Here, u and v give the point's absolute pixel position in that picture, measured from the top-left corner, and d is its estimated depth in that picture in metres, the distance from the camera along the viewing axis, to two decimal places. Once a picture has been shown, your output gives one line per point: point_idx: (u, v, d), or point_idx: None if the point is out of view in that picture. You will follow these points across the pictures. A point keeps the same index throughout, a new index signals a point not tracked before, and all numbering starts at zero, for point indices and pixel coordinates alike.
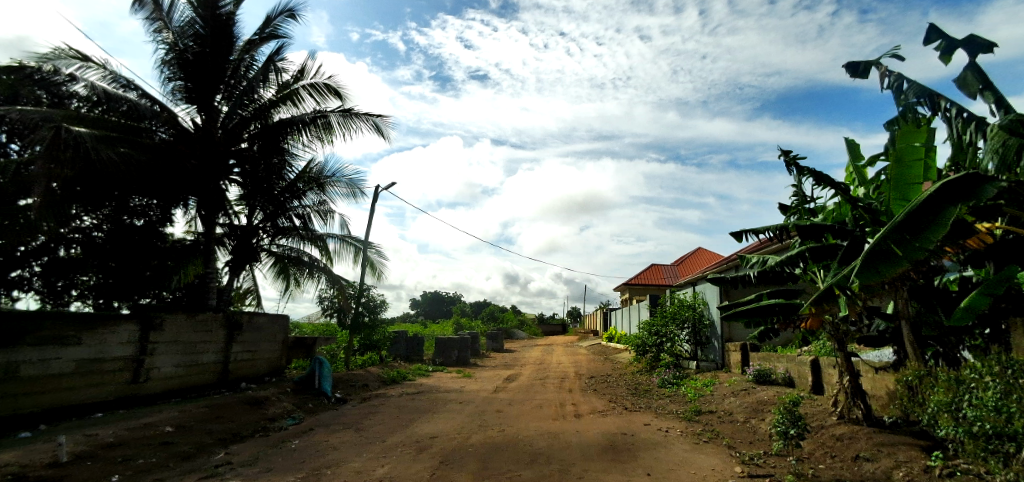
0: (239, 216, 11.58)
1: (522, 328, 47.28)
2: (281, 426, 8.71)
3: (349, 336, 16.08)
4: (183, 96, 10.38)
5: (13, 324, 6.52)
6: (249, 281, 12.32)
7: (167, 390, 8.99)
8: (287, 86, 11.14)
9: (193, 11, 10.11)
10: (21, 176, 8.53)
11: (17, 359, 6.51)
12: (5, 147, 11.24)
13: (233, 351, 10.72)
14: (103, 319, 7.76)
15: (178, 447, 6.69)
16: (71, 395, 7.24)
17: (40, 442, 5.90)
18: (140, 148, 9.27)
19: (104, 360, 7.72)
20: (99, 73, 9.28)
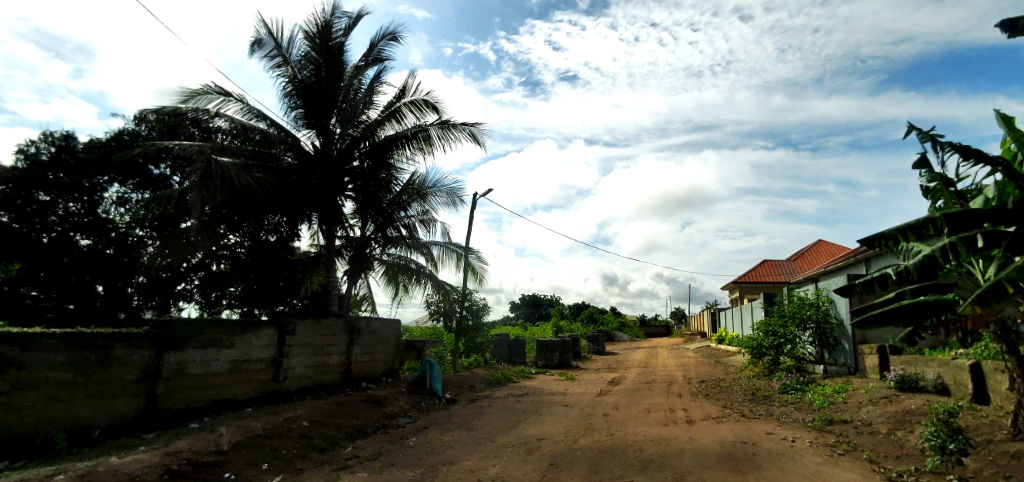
0: (354, 228, 12.53)
1: (623, 330, 46.23)
2: (399, 424, 9.28)
3: (455, 339, 16.72)
4: (303, 122, 11.35)
5: (182, 329, 7.56)
6: (364, 288, 13.23)
7: (301, 388, 9.94)
8: (390, 105, 11.93)
9: (308, 45, 11.17)
10: (181, 203, 9.90)
11: (186, 358, 7.54)
12: (169, 180, 13.16)
13: (354, 353, 11.61)
14: (249, 325, 8.76)
15: (314, 440, 7.38)
16: (226, 391, 8.24)
17: (206, 432, 6.78)
18: (272, 172, 10.39)
19: (250, 360, 8.72)
20: (237, 106, 10.53)
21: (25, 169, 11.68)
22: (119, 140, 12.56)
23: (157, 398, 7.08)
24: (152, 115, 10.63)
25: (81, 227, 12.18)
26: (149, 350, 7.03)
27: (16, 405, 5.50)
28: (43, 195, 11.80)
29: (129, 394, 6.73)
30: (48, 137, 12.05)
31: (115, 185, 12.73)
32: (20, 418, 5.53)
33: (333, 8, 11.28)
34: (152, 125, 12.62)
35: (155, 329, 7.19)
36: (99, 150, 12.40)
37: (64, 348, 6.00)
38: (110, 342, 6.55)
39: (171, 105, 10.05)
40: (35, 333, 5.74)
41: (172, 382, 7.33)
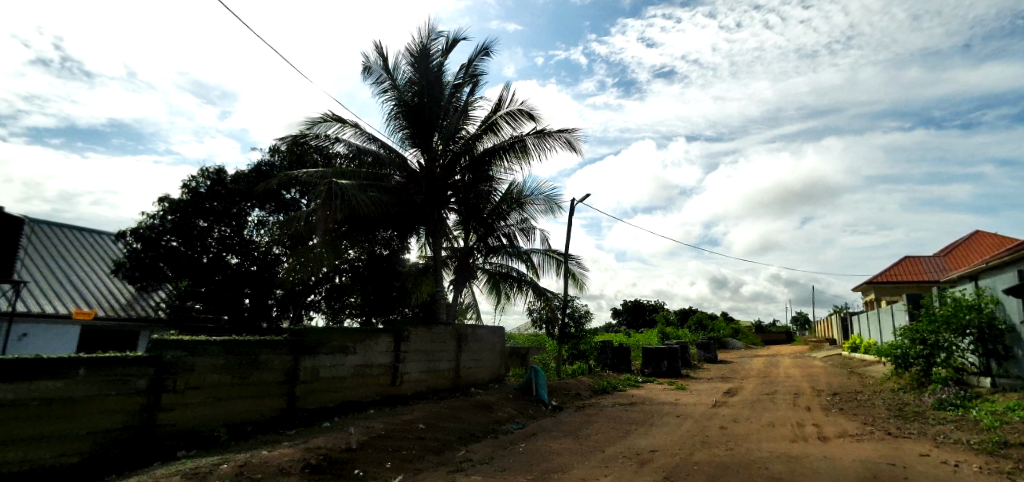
0: (458, 239, 13.01)
1: (737, 337, 43.35)
2: (508, 429, 9.46)
3: (558, 346, 16.67)
4: (409, 141, 12.01)
5: (315, 337, 8.28)
6: (469, 296, 13.67)
7: (416, 392, 10.50)
8: (488, 119, 12.27)
9: (411, 69, 11.83)
10: (308, 222, 10.90)
11: (318, 363, 8.27)
12: (298, 203, 14.50)
13: (463, 359, 12.03)
14: (369, 332, 9.40)
15: (430, 442, 7.73)
16: (351, 393, 8.90)
17: (337, 431, 7.37)
18: (384, 191, 11.07)
19: (371, 365, 9.36)
20: (351, 132, 11.42)
21: (188, 201, 13.75)
22: (258, 171, 14.17)
23: (295, 399, 7.83)
24: (282, 146, 11.87)
25: (231, 248, 14.03)
26: (288, 355, 7.79)
27: (188, 402, 6.36)
28: (201, 223, 13.78)
29: (273, 394, 7.51)
30: (204, 172, 13.98)
31: (256, 210, 14.39)
32: (190, 414, 6.39)
33: (431, 32, 11.86)
34: (283, 156, 14.02)
35: (292, 336, 7.95)
36: (243, 181, 14.10)
37: (222, 353, 6.82)
38: (257, 348, 7.35)
39: (297, 135, 11.14)
40: (200, 340, 6.59)
41: (307, 385, 8.06)
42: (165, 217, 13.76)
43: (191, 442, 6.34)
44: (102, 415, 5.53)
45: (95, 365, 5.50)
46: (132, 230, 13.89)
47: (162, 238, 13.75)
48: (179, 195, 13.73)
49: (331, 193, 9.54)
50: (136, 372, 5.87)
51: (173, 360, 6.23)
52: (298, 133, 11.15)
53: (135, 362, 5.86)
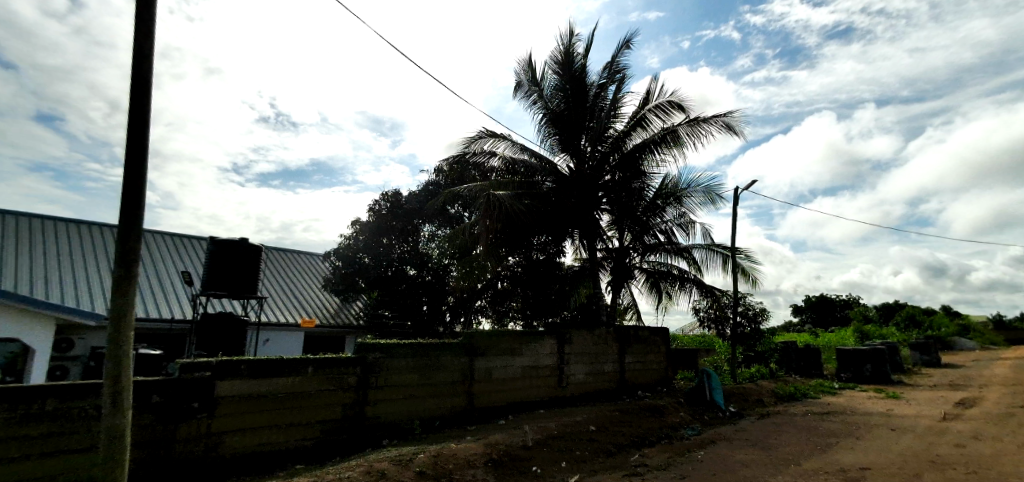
0: (613, 240, 12.76)
1: (966, 336, 35.68)
2: (683, 435, 9.00)
3: (732, 348, 15.39)
4: (558, 147, 12.13)
5: (486, 340, 8.74)
6: (628, 297, 13.35)
7: (583, 394, 10.55)
8: (636, 113, 11.94)
9: (556, 75, 12.00)
10: (472, 233, 11.61)
11: (490, 364, 8.75)
12: (461, 216, 15.64)
13: (627, 361, 11.77)
14: (535, 335, 9.66)
15: (603, 445, 7.65)
16: (521, 393, 9.26)
17: (513, 428, 7.71)
18: (539, 198, 11.32)
19: (538, 367, 9.63)
20: (505, 144, 11.96)
21: (374, 222, 15.75)
22: (426, 190, 15.66)
23: (473, 397, 8.39)
24: (445, 166, 12.87)
25: (409, 261, 15.70)
26: (464, 357, 8.36)
27: (387, 397, 7.20)
28: (385, 240, 15.65)
29: (453, 393, 8.12)
30: (385, 196, 15.91)
31: (427, 226, 15.89)
32: (389, 408, 7.21)
33: (573, 36, 11.93)
34: (446, 175, 15.27)
35: (466, 339, 8.52)
36: (415, 200, 15.69)
37: (410, 355, 7.58)
38: (438, 350, 8.00)
39: (457, 154, 11.99)
40: (393, 343, 7.40)
41: (482, 384, 8.59)
42: (357, 238, 15.90)
43: (392, 433, 7.20)
44: (326, 406, 6.52)
45: (318, 365, 6.51)
46: (334, 250, 16.36)
47: (356, 255, 15.90)
48: (367, 218, 15.79)
49: (489, 205, 10.12)
50: (348, 371, 6.81)
51: (374, 361, 7.11)
52: (458, 152, 11.98)
53: (346, 362, 6.79)
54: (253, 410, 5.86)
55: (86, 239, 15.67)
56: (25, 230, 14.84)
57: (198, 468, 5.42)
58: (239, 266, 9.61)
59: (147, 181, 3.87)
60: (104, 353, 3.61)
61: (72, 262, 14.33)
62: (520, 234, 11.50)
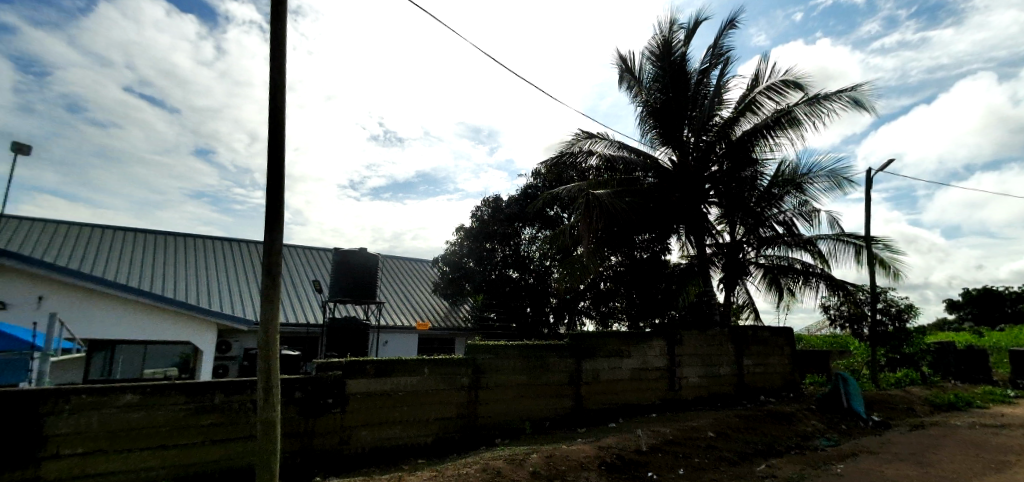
0: (724, 235, 12.02)
1: None
2: (817, 446, 8.21)
3: (872, 350, 13.75)
4: (659, 140, 11.61)
5: (593, 342, 8.62)
6: (743, 295, 12.49)
7: (698, 398, 10.03)
8: (744, 98, 11.18)
9: (654, 66, 11.55)
10: (573, 235, 11.51)
11: (598, 366, 8.60)
12: (560, 217, 15.63)
13: (746, 364, 11.00)
14: (644, 336, 9.33)
15: (724, 453, 7.19)
16: (631, 396, 9.00)
17: (625, 432, 7.51)
18: (641, 195, 10.96)
19: (649, 369, 9.29)
20: (603, 143, 11.73)
21: (477, 228, 16.25)
22: (525, 194, 15.87)
23: (582, 399, 8.31)
24: (544, 168, 12.88)
25: (512, 265, 15.99)
26: (571, 358, 8.31)
27: (498, 397, 7.37)
28: (488, 244, 16.07)
29: (563, 394, 8.10)
30: (487, 202, 16.37)
31: (528, 229, 16.09)
32: (500, 408, 7.37)
33: (670, 23, 11.43)
34: (544, 177, 15.37)
35: (572, 341, 8.46)
36: (515, 204, 15.96)
37: (517, 357, 7.68)
38: (545, 352, 8.03)
39: (556, 155, 11.94)
40: (501, 344, 7.53)
41: (591, 387, 8.48)
42: (462, 243, 16.51)
43: (505, 432, 7.35)
44: (441, 404, 6.82)
45: (434, 365, 6.81)
46: (442, 256, 17.12)
47: (462, 260, 16.49)
48: (471, 224, 16.35)
49: (589, 204, 9.99)
50: (460, 371, 7.06)
51: (483, 362, 7.30)
52: (556, 154, 11.93)
53: (458, 362, 7.04)
54: (377, 406, 6.28)
55: (235, 254, 17.89)
56: (188, 248, 17.30)
57: (333, 459, 5.92)
58: (359, 273, 10.39)
59: (284, 200, 4.33)
60: (257, 351, 4.09)
61: (225, 275, 16.42)
62: (623, 233, 11.20)
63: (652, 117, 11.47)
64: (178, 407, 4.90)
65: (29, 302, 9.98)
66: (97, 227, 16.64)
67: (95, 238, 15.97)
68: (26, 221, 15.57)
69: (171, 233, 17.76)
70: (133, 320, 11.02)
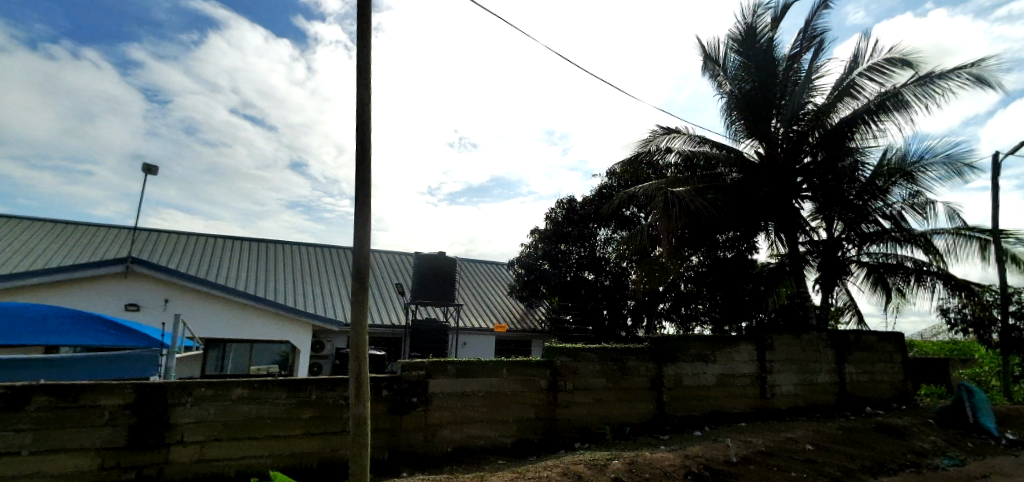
0: (820, 231, 11.15)
1: None
2: (937, 466, 7.36)
3: (1002, 358, 12.17)
4: (744, 132, 10.91)
5: (675, 345, 8.28)
6: (844, 297, 11.52)
7: (793, 408, 9.35)
8: (842, 82, 10.32)
9: (738, 55, 10.90)
10: (652, 235, 11.11)
11: (681, 371, 8.23)
12: (637, 217, 15.24)
13: (849, 372, 10.11)
14: (731, 340, 8.83)
15: (825, 468, 6.62)
16: (718, 403, 8.55)
17: (713, 441, 7.14)
18: (724, 191, 10.42)
19: (737, 375, 8.78)
20: (682, 139, 11.25)
21: (551, 230, 16.19)
22: (600, 195, 15.63)
23: (664, 405, 8.00)
24: (618, 168, 12.54)
25: (588, 266, 15.79)
26: (653, 362, 8.02)
27: (577, 400, 7.26)
28: (563, 246, 15.96)
29: (645, 399, 7.84)
30: (561, 204, 16.31)
31: (603, 230, 15.84)
32: (580, 412, 7.26)
33: (755, 7, 10.77)
34: (619, 177, 15.05)
35: (653, 344, 8.17)
36: (590, 206, 15.77)
37: (596, 360, 7.52)
38: (624, 355, 7.81)
39: (631, 154, 11.58)
40: (579, 347, 7.42)
41: (674, 392, 8.13)
42: (536, 246, 16.53)
43: (585, 436, 7.24)
44: (521, 406, 6.83)
45: (513, 367, 6.83)
46: (517, 259, 17.22)
47: (537, 262, 16.48)
48: (545, 226, 16.34)
49: (669, 203, 9.60)
50: (539, 373, 7.03)
51: (562, 365, 7.23)
52: (632, 152, 11.55)
53: (537, 364, 7.03)
54: (459, 406, 6.40)
55: (324, 259, 19.06)
56: (284, 254, 18.65)
57: (418, 457, 6.09)
58: (438, 277, 10.67)
59: (370, 206, 4.52)
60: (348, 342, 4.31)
61: (316, 278, 17.53)
62: (706, 231, 10.67)
63: (736, 110, 10.77)
64: (280, 401, 5.24)
65: (158, 305, 11.50)
66: (207, 236, 18.38)
67: (205, 247, 17.63)
68: (150, 232, 17.52)
69: (270, 241, 19.27)
70: (239, 323, 12.20)
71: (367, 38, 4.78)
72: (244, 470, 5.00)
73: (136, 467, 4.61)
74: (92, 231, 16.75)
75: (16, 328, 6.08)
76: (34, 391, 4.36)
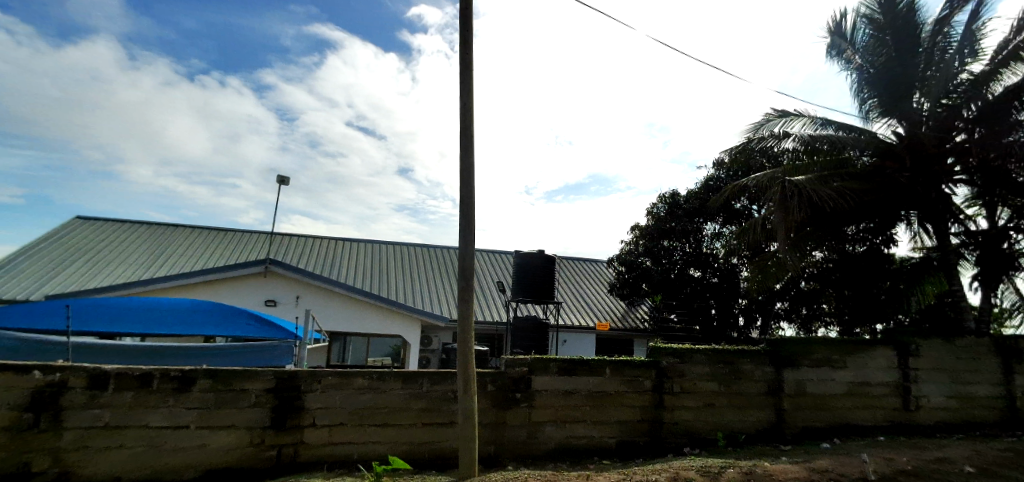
0: (977, 221, 9.67)
1: None
2: None
3: None
4: (877, 111, 9.76)
5: (797, 349, 7.61)
6: (1009, 297, 9.93)
7: (944, 424, 8.22)
8: (1006, 46, 8.94)
9: (870, 24, 9.74)
10: (767, 229, 10.31)
11: (803, 377, 7.56)
12: (748, 210, 14.23)
13: (1016, 384, 8.68)
14: (863, 344, 7.96)
15: None
16: (848, 414, 7.74)
17: (844, 455, 6.47)
18: (854, 178, 9.43)
19: (872, 384, 7.89)
20: (800, 123, 10.35)
21: (654, 226, 15.64)
22: (706, 187, 14.88)
23: (784, 413, 7.39)
24: (727, 158, 11.79)
25: (694, 263, 15.06)
26: (770, 367, 7.43)
27: (686, 404, 6.94)
28: (666, 242, 15.35)
29: (762, 406, 7.31)
30: (663, 198, 15.75)
31: (710, 224, 15.03)
32: (689, 416, 6.93)
33: None
34: (727, 168, 14.19)
35: (769, 347, 7.58)
36: (695, 199, 15.03)
37: (707, 362, 7.12)
38: (737, 357, 7.32)
39: (742, 142, 10.82)
40: (688, 349, 7.07)
41: (796, 401, 7.48)
42: (637, 242, 16.07)
43: (694, 442, 6.92)
44: (626, 407, 6.67)
45: (616, 366, 6.70)
46: (617, 256, 16.89)
47: (638, 259, 16.02)
48: (647, 221, 15.85)
49: (787, 193, 8.92)
50: (644, 374, 6.83)
51: (668, 367, 6.94)
52: (741, 139, 10.79)
53: (640, 365, 6.83)
54: (562, 405, 6.40)
55: (430, 258, 20.03)
56: (393, 254, 19.85)
57: (524, 452, 6.19)
58: (538, 275, 10.75)
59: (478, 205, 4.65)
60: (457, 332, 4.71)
61: (423, 276, 18.47)
62: (833, 223, 9.63)
63: (868, 87, 9.72)
64: (396, 392, 5.57)
65: (290, 301, 12.77)
66: (327, 238, 20.09)
67: (326, 248, 19.28)
68: (280, 235, 19.50)
69: (381, 242, 20.63)
70: (357, 318, 13.20)
71: (469, 45, 4.96)
72: (366, 455, 5.39)
73: (277, 445, 5.15)
74: (233, 236, 18.97)
75: (182, 319, 7.09)
76: (198, 374, 5.03)
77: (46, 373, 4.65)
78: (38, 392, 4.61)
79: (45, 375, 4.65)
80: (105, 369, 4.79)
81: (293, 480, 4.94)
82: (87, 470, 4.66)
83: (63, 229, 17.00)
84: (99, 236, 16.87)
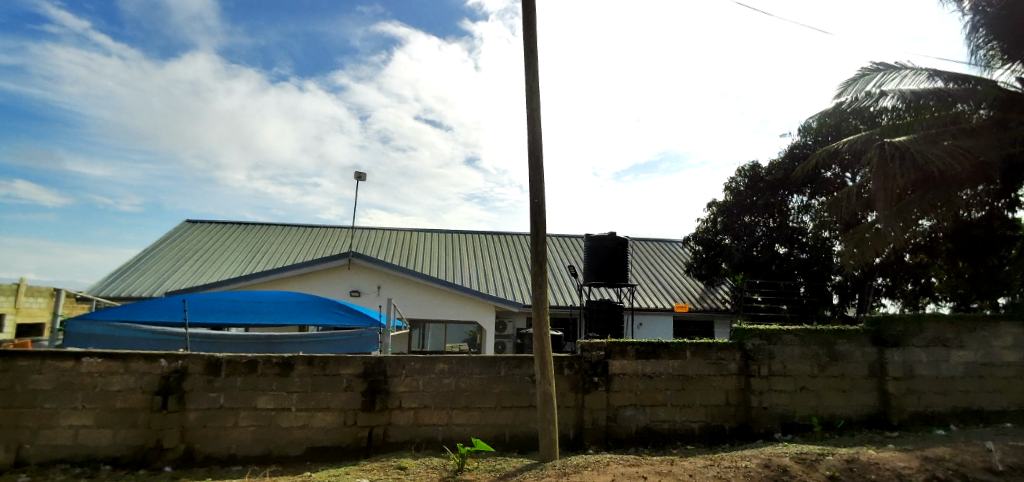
0: None
1: None
2: None
3: None
4: (998, 57, 8.72)
5: (905, 327, 6.96)
6: None
7: None
8: None
9: None
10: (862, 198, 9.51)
11: (911, 359, 6.92)
12: (842, 178, 13.12)
13: None
14: (983, 320, 7.14)
15: None
16: (968, 399, 7.02)
17: (965, 443, 5.89)
18: (968, 133, 8.51)
19: (996, 365, 7.09)
20: (902, 77, 9.40)
21: (733, 202, 15.01)
22: (791, 156, 13.93)
23: (890, 396, 6.83)
24: (814, 123, 10.97)
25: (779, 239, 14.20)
26: (872, 347, 6.87)
27: (776, 388, 6.58)
28: (747, 218, 14.63)
29: (865, 389, 6.79)
30: (742, 171, 14.95)
31: (797, 197, 14.10)
32: (780, 400, 6.58)
33: None
34: (814, 133, 13.19)
35: (870, 325, 7.00)
36: (779, 170, 14.14)
37: (799, 343, 6.69)
38: (834, 338, 6.81)
39: (833, 106, 10.02)
40: (776, 329, 6.66)
41: (903, 384, 6.88)
42: (716, 220, 15.50)
43: (786, 427, 6.57)
44: (711, 391, 6.45)
45: (698, 348, 6.45)
46: (693, 235, 16.32)
47: (716, 237, 15.50)
48: (725, 197, 15.21)
49: (885, 154, 8.35)
50: (728, 356, 6.54)
51: (754, 348, 6.58)
52: (834, 102, 9.95)
53: (725, 347, 6.54)
54: (643, 388, 6.28)
55: (502, 245, 20.30)
56: (466, 243, 20.25)
57: (606, 436, 6.17)
58: (613, 257, 10.55)
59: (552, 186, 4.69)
60: (533, 311, 4.76)
61: (496, 263, 18.75)
62: (943, 187, 8.62)
63: (986, 29, 8.54)
64: (477, 376, 5.70)
65: (373, 291, 13.39)
66: (403, 230, 20.83)
67: (403, 239, 20.05)
68: (360, 229, 20.51)
69: (453, 231, 21.11)
70: (436, 305, 13.62)
71: (531, 28, 4.89)
72: (451, 436, 5.58)
73: (369, 425, 5.45)
74: (318, 232, 20.14)
75: (280, 310, 7.63)
76: (296, 360, 5.39)
77: (170, 361, 5.18)
78: (165, 377, 5.14)
79: (170, 362, 5.18)
80: (219, 356, 5.25)
81: (385, 459, 5.22)
82: (208, 446, 5.15)
83: (175, 233, 18.76)
84: (205, 238, 18.51)
